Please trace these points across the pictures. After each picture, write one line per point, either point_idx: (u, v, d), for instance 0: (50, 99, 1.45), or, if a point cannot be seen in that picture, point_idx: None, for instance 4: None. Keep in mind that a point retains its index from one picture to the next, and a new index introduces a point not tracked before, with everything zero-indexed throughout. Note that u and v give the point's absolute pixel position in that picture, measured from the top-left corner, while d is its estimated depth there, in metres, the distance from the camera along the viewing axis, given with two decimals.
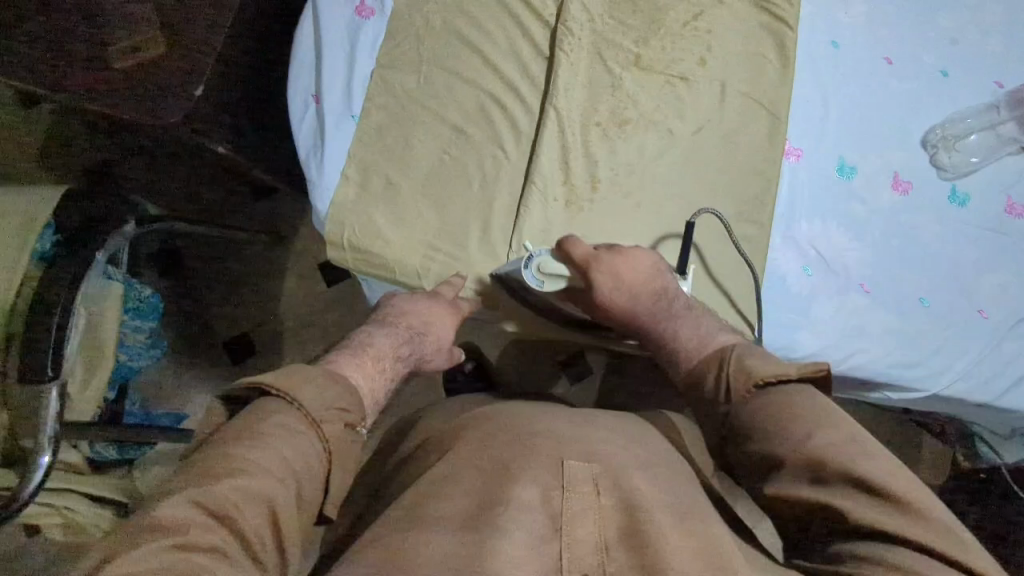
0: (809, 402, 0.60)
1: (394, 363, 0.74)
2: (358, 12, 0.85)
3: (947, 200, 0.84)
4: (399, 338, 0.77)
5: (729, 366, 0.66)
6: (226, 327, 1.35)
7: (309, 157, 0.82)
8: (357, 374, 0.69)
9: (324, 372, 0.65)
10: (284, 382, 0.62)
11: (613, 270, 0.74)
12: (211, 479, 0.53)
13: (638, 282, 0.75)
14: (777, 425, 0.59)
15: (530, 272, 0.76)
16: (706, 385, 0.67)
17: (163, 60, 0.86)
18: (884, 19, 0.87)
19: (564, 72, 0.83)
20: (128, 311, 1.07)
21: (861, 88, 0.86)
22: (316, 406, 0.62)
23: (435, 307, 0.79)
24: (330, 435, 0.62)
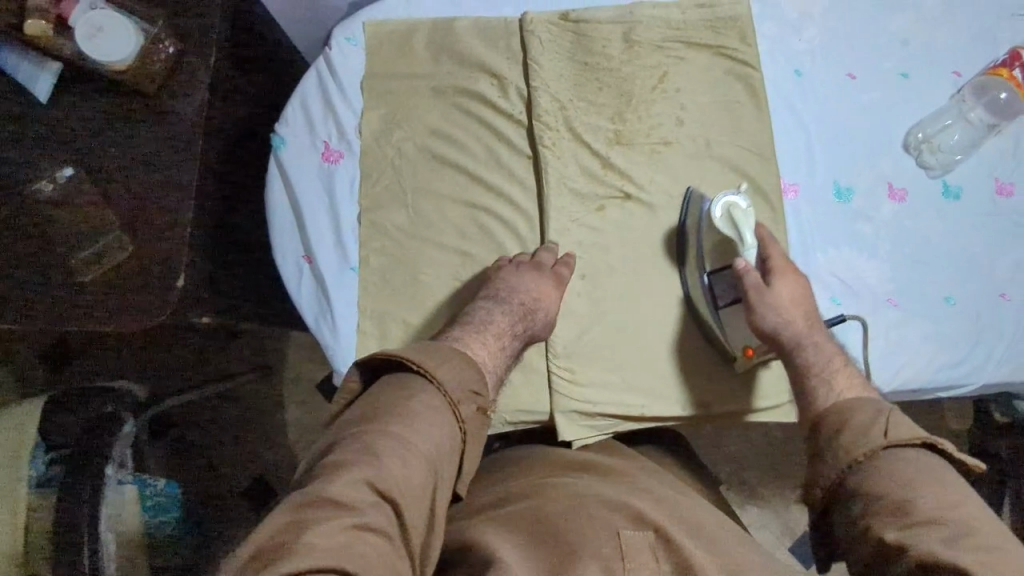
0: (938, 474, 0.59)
1: (512, 341, 0.73)
2: (326, 159, 0.82)
3: (942, 196, 0.85)
4: (515, 316, 0.73)
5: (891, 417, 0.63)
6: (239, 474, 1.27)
7: (318, 321, 0.78)
8: (481, 348, 0.70)
9: (459, 351, 0.65)
10: (427, 360, 0.63)
11: (794, 288, 0.75)
12: (372, 454, 0.54)
13: (807, 313, 0.75)
14: (916, 480, 0.58)
15: (722, 200, 0.78)
16: (859, 417, 0.64)
17: (131, 260, 0.80)
18: (838, 35, 0.88)
19: (552, 170, 0.81)
20: (147, 510, 1.01)
21: (834, 109, 0.87)
22: (454, 388, 0.62)
23: (539, 278, 0.76)
24: (466, 418, 0.62)
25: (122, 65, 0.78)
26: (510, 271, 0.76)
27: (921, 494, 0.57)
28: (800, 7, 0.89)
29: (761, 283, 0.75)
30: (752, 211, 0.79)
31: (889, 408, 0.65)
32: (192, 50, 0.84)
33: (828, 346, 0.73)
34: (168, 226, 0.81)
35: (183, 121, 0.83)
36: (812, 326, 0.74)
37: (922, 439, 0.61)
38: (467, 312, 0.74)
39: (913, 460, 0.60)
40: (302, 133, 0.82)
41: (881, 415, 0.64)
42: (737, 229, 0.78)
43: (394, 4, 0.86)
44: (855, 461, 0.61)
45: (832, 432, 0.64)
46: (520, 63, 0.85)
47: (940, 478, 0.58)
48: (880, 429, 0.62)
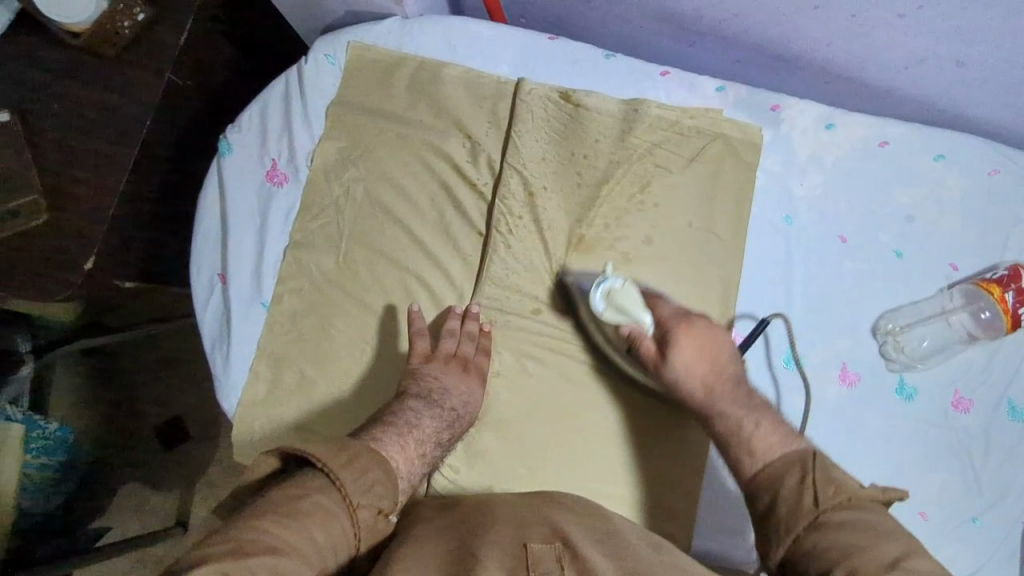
0: (881, 523, 0.56)
1: (435, 449, 0.68)
2: (269, 178, 0.77)
3: (893, 393, 0.78)
4: (444, 421, 0.70)
5: (816, 471, 0.59)
6: (157, 412, 1.21)
7: (213, 347, 0.75)
8: (399, 454, 0.64)
9: (372, 451, 0.59)
10: (333, 457, 0.56)
11: (695, 343, 0.70)
12: (240, 555, 0.47)
13: (718, 357, 0.70)
14: (872, 523, 0.55)
15: (598, 288, 0.72)
16: (786, 488, 0.60)
17: (47, 227, 0.76)
18: (841, 191, 0.82)
19: (498, 255, 0.77)
20: (31, 449, 0.99)
21: (815, 268, 0.81)
22: (359, 493, 0.56)
23: (463, 377, 0.73)
24: (362, 524, 0.56)
25: (78, 27, 0.75)
26: (439, 370, 0.72)
27: (867, 559, 0.52)
28: (811, 149, 0.82)
29: (655, 355, 0.71)
30: (633, 289, 0.72)
31: (811, 455, 0.61)
32: (165, 21, 0.80)
33: (761, 406, 0.68)
34: (90, 202, 0.77)
35: (138, 93, 0.79)
36: (721, 378, 0.69)
37: (849, 498, 0.57)
38: (393, 409, 0.68)
39: (848, 522, 0.55)
40: (252, 144, 0.78)
41: (806, 480, 0.59)
42: (624, 313, 0.71)
43: (388, 31, 0.81)
44: (797, 536, 0.57)
45: (765, 506, 0.60)
46: (498, 131, 0.79)
47: (897, 534, 0.55)
48: (809, 494, 0.58)
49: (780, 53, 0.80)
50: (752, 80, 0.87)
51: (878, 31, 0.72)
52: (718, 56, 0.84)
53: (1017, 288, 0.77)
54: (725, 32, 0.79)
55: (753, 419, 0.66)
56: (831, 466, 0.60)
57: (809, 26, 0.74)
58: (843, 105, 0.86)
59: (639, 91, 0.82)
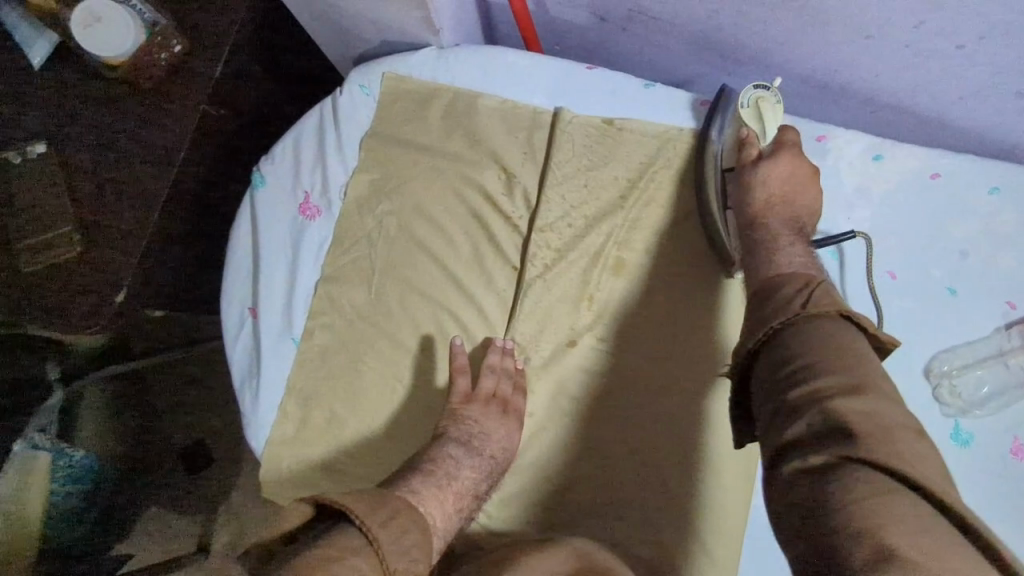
0: (859, 352, 0.50)
1: (473, 501, 0.67)
2: (302, 210, 0.76)
3: (948, 439, 0.74)
4: (483, 470, 0.68)
5: (816, 287, 0.54)
6: (181, 435, 1.20)
7: (243, 384, 0.73)
8: (437, 510, 0.62)
9: (409, 509, 0.57)
10: (369, 513, 0.54)
11: (789, 172, 0.67)
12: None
13: (801, 197, 0.67)
14: (840, 349, 0.49)
15: (752, 88, 0.72)
16: (788, 291, 0.55)
17: (80, 259, 0.75)
18: (889, 226, 0.79)
19: (534, 290, 0.74)
20: (57, 479, 0.97)
21: (864, 306, 0.77)
22: (393, 554, 0.53)
23: (502, 421, 0.71)
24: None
25: (119, 59, 0.74)
26: (482, 412, 0.70)
27: (828, 367, 0.48)
28: (856, 182, 0.80)
29: (755, 159, 0.70)
30: (780, 110, 0.72)
31: (819, 281, 0.56)
32: (200, 53, 0.80)
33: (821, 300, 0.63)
34: (124, 235, 0.76)
35: (172, 124, 0.78)
36: (778, 207, 0.66)
37: (839, 312, 0.52)
38: (433, 456, 0.67)
39: (819, 327, 0.51)
40: (285, 176, 0.77)
41: (806, 289, 0.54)
42: (758, 117, 0.72)
43: (422, 60, 0.79)
44: (772, 330, 0.53)
45: (759, 300, 0.57)
46: (534, 161, 0.78)
47: (858, 358, 0.49)
48: (803, 299, 0.53)
49: (825, 82, 0.77)
50: (794, 109, 0.84)
51: (932, 62, 0.69)
52: (760, 85, 0.82)
53: None
54: (768, 61, 0.77)
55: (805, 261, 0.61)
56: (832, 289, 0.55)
57: (857, 57, 0.71)
58: (890, 134, 0.83)
59: (679, 121, 0.80)
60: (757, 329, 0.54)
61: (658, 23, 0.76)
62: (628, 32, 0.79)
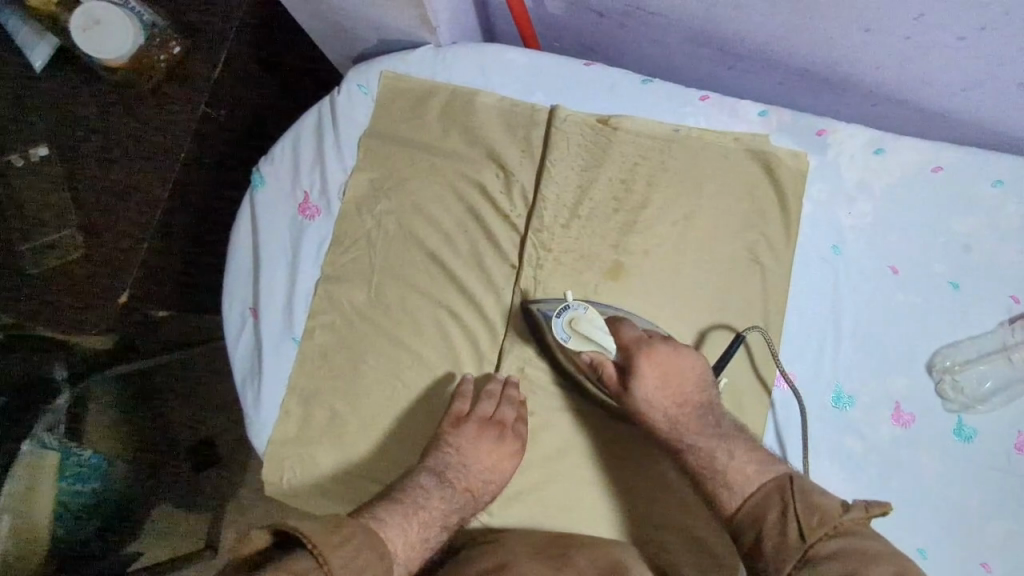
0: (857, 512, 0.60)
1: (441, 532, 0.67)
2: (301, 211, 0.76)
3: (951, 435, 0.74)
4: (455, 503, 0.69)
5: (795, 496, 0.61)
6: (190, 434, 1.20)
7: (245, 383, 0.74)
8: (399, 539, 0.62)
9: (369, 532, 0.57)
10: (323, 537, 0.53)
11: (659, 369, 0.68)
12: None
13: (684, 386, 0.69)
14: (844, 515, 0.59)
15: (561, 317, 0.69)
16: (768, 522, 0.61)
17: (84, 260, 0.76)
18: (892, 221, 0.78)
19: (533, 288, 0.75)
20: (65, 478, 0.99)
21: (865, 302, 0.77)
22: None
23: (495, 448, 0.71)
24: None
25: (117, 62, 0.74)
26: (467, 442, 0.71)
27: (864, 564, 0.54)
28: (858, 176, 0.79)
29: (618, 381, 0.70)
30: (597, 316, 0.69)
31: (789, 480, 0.63)
32: (199, 54, 0.80)
33: (731, 432, 0.68)
34: (127, 234, 0.77)
35: (172, 126, 0.79)
36: (686, 409, 0.69)
37: (835, 526, 0.58)
38: (404, 484, 0.68)
39: (839, 545, 0.57)
40: (284, 176, 0.77)
41: (784, 505, 0.61)
42: (590, 341, 0.69)
43: (420, 59, 0.79)
44: (789, 569, 0.58)
45: (748, 529, 0.63)
46: (532, 159, 0.78)
47: (870, 538, 0.57)
48: (777, 509, 0.62)
49: (826, 75, 0.77)
50: (795, 102, 0.84)
51: (933, 53, 0.68)
52: (759, 79, 0.81)
53: None
54: (768, 55, 0.76)
55: (723, 449, 0.67)
56: (811, 492, 0.61)
57: (858, 49, 0.71)
58: (892, 128, 0.82)
59: (678, 117, 0.79)
60: (751, 531, 0.63)
61: (656, 18, 0.76)
62: (626, 26, 0.79)
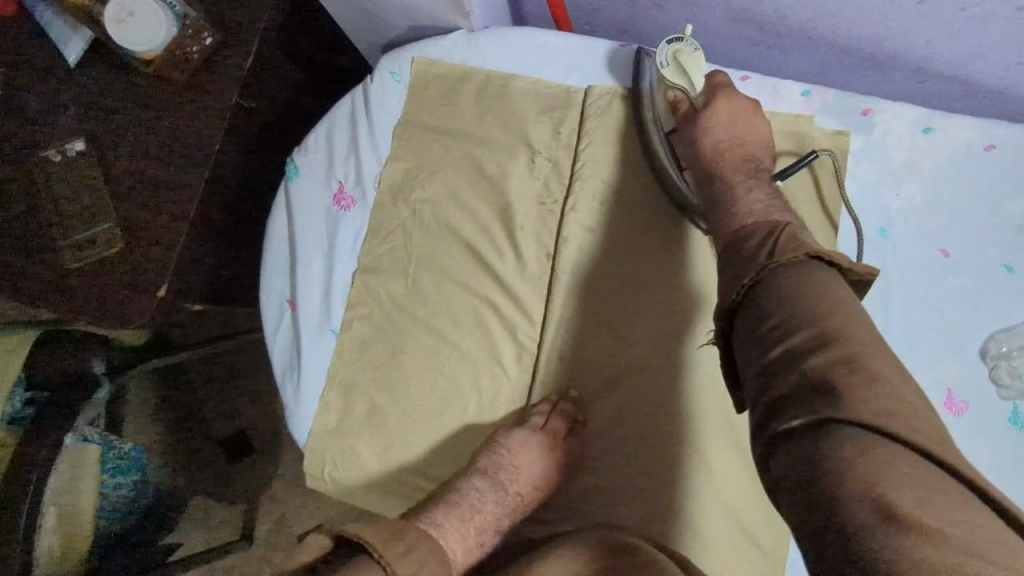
0: (833, 285, 0.52)
1: (494, 535, 0.68)
2: (336, 201, 0.76)
3: (1006, 422, 0.72)
4: (505, 506, 0.69)
5: (781, 235, 0.56)
6: (224, 424, 1.24)
7: (284, 376, 0.74)
8: (457, 542, 0.64)
9: (426, 535, 0.58)
10: (383, 543, 0.53)
11: (731, 111, 0.68)
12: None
13: (749, 133, 0.68)
14: (820, 295, 0.51)
15: (667, 44, 0.71)
16: (749, 246, 0.57)
17: (120, 256, 0.76)
18: (942, 202, 0.76)
19: (571, 274, 0.74)
20: (107, 470, 1.00)
21: (915, 285, 0.75)
22: None
23: (547, 457, 0.70)
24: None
25: (149, 53, 0.74)
26: (522, 446, 0.69)
27: (801, 311, 0.50)
28: (906, 156, 0.76)
29: (692, 109, 0.71)
30: (701, 55, 0.72)
31: (783, 226, 0.58)
32: (230, 45, 0.80)
33: (766, 180, 0.66)
34: (164, 228, 0.77)
35: (207, 118, 0.79)
36: (736, 151, 0.68)
37: (810, 254, 0.54)
38: (459, 486, 0.68)
39: (804, 275, 0.53)
40: (318, 166, 0.76)
41: (767, 240, 0.56)
42: (685, 76, 0.72)
43: (453, 44, 0.78)
44: (756, 278, 0.54)
45: (732, 240, 0.59)
46: (567, 146, 0.76)
47: (837, 297, 0.51)
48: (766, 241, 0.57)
49: (872, 53, 0.74)
50: (838, 82, 0.81)
51: (990, 27, 0.65)
52: (801, 58, 0.79)
53: None
54: (810, 32, 0.74)
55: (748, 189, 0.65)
56: (797, 232, 0.56)
57: (908, 24, 0.68)
58: (940, 105, 0.79)
59: None
60: (732, 286, 0.55)
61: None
62: (662, 6, 0.77)
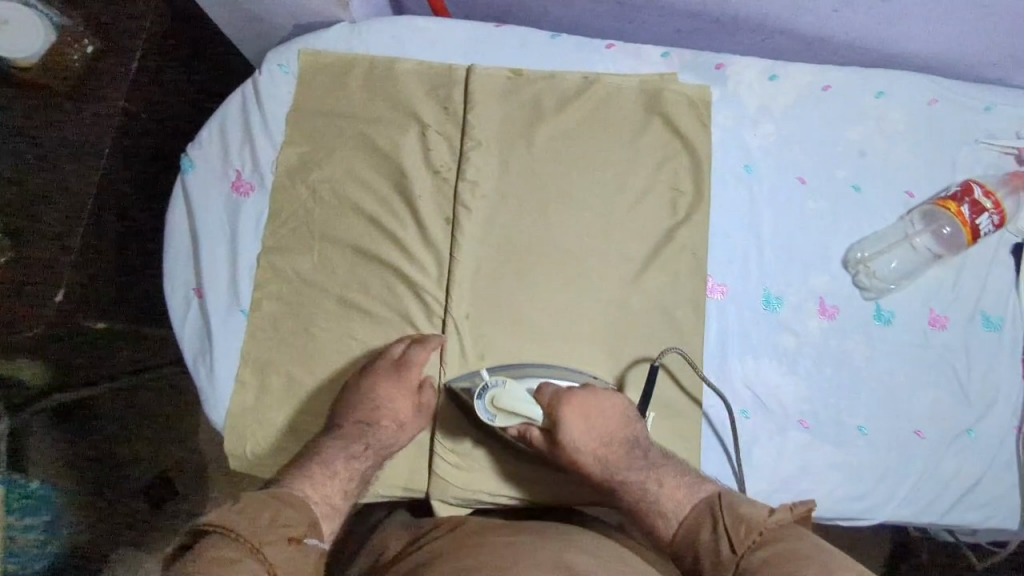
0: (804, 544, 0.56)
1: (354, 474, 0.68)
2: (235, 189, 0.77)
3: (873, 320, 0.81)
4: (356, 446, 0.69)
5: (725, 516, 0.61)
6: (145, 468, 1.18)
7: (197, 362, 0.74)
8: (310, 488, 0.64)
9: (274, 496, 0.59)
10: (225, 517, 0.55)
11: (584, 417, 0.69)
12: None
13: (607, 423, 0.69)
14: (786, 550, 0.55)
15: (480, 398, 0.69)
16: (702, 543, 0.61)
17: (13, 265, 0.76)
18: (793, 138, 0.85)
19: (471, 230, 0.78)
20: (11, 512, 1.00)
21: (781, 211, 0.83)
22: (255, 531, 0.54)
23: (391, 389, 0.70)
24: (275, 559, 0.53)
25: (25, 61, 0.74)
26: (359, 397, 0.71)
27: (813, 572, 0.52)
28: (758, 100, 0.86)
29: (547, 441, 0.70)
30: (518, 387, 0.70)
31: (722, 497, 0.63)
32: (113, 53, 0.82)
33: (662, 467, 0.69)
34: (57, 235, 0.77)
35: (96, 123, 0.80)
36: (616, 447, 0.69)
37: (760, 534, 0.58)
38: (311, 445, 0.69)
39: (778, 544, 0.56)
40: (214, 158, 0.78)
41: (719, 529, 0.60)
42: (515, 414, 0.70)
43: (338, 35, 0.82)
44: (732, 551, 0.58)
45: (688, 544, 0.62)
46: (454, 118, 0.81)
47: (812, 553, 0.54)
48: (726, 541, 0.59)
49: (716, 12, 0.83)
50: (694, 42, 0.90)
51: None
52: (657, 24, 0.87)
53: (971, 201, 0.79)
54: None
55: (655, 479, 0.67)
56: (738, 506, 0.61)
57: None
58: (782, 55, 0.90)
59: (587, 67, 0.85)
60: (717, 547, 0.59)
61: None
62: None
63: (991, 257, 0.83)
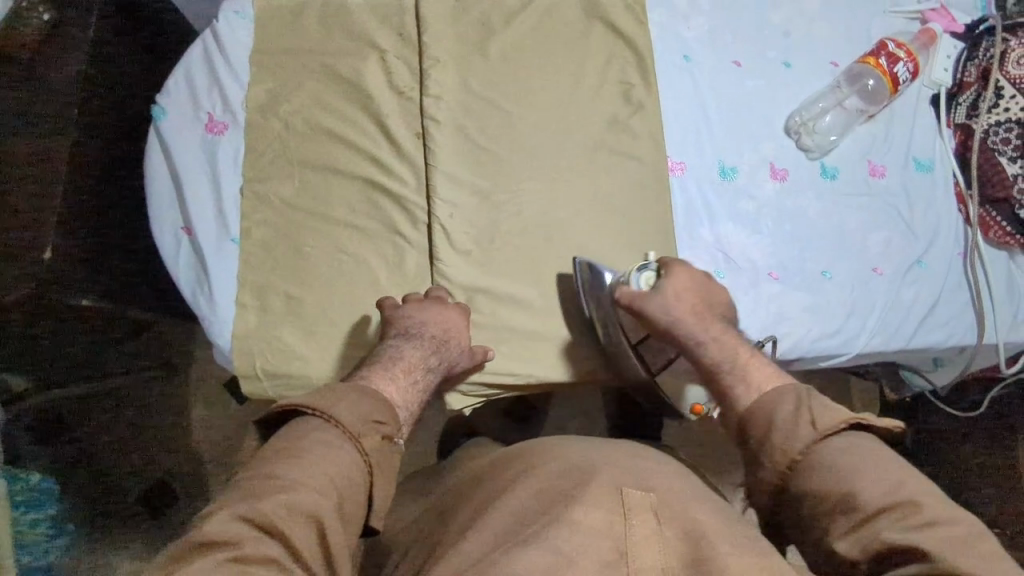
0: (879, 455, 0.55)
1: (426, 375, 0.70)
2: (209, 130, 0.80)
3: (820, 176, 0.88)
4: (428, 350, 0.71)
5: (813, 400, 0.60)
6: (143, 470, 1.12)
7: (197, 294, 0.76)
8: (391, 386, 0.66)
9: (355, 385, 0.60)
10: (321, 401, 0.57)
11: (692, 282, 0.75)
12: (258, 498, 0.49)
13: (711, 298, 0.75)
14: (853, 467, 0.54)
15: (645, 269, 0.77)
16: (782, 414, 0.60)
17: None
18: (723, 28, 0.93)
19: (443, 139, 0.81)
20: (19, 507, 0.96)
21: (722, 91, 0.90)
22: (354, 421, 0.57)
23: (442, 312, 0.74)
24: (371, 451, 0.56)
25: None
26: (415, 308, 0.73)
27: (868, 495, 0.52)
28: None
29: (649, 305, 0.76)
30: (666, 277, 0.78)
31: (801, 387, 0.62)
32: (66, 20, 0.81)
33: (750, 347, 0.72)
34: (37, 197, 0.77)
35: (61, 91, 0.80)
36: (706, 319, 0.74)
37: (845, 422, 0.57)
38: (376, 351, 0.71)
39: (843, 450, 0.55)
40: (183, 103, 0.81)
41: (802, 411, 0.59)
42: None
43: None
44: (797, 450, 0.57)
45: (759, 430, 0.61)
46: (409, 43, 0.85)
47: (877, 464, 0.54)
48: (805, 423, 0.58)
49: None
50: None
51: None
52: None
53: (887, 54, 0.88)
54: None
55: (749, 352, 0.70)
56: (827, 399, 0.60)
57: None
58: None
59: None
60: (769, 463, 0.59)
61: None
62: None
63: (910, 108, 0.92)
